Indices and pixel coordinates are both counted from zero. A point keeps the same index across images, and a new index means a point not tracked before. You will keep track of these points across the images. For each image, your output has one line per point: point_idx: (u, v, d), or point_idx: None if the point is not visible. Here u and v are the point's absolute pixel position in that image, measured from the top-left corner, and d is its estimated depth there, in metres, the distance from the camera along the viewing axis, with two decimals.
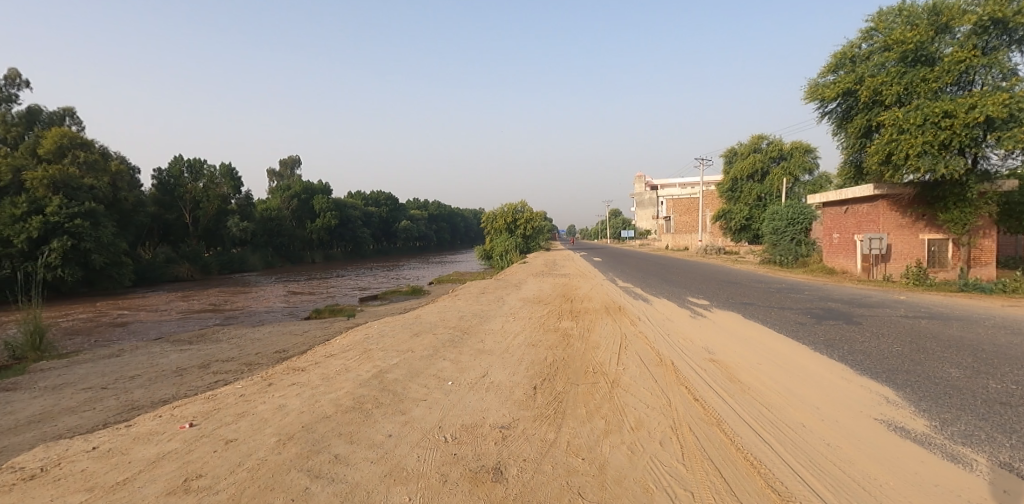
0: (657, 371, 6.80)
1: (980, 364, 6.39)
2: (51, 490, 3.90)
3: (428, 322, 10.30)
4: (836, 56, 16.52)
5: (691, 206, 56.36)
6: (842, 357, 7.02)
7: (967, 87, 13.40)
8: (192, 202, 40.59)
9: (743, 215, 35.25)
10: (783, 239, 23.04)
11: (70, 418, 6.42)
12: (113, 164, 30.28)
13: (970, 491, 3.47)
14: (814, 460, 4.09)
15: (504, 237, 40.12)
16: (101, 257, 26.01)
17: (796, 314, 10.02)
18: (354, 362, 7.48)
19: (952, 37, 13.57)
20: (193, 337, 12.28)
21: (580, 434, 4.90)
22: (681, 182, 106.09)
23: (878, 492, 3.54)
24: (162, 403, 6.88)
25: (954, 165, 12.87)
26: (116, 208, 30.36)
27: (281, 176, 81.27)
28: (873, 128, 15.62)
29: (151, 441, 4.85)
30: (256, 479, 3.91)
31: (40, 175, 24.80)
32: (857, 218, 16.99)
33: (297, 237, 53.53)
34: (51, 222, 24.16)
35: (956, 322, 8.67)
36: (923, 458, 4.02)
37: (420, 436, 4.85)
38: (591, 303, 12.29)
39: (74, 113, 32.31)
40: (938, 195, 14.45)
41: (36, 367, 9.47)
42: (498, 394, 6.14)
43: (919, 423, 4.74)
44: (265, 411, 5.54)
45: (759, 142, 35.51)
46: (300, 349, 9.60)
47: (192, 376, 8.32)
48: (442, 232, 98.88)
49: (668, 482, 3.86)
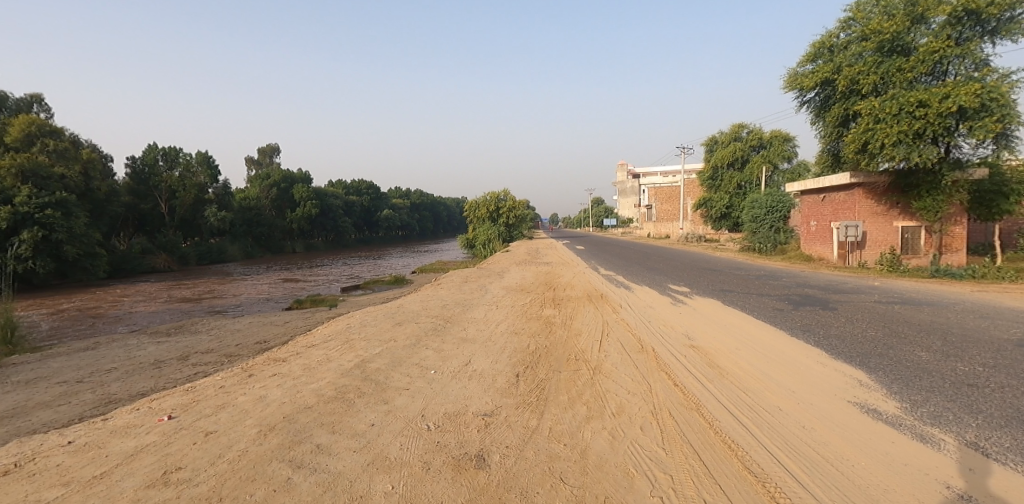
0: (638, 358, 6.87)
1: (949, 347, 6.57)
2: (26, 486, 3.82)
3: (410, 312, 10.22)
4: (815, 46, 16.69)
5: (673, 194, 56.98)
6: (819, 342, 7.17)
7: (941, 77, 13.65)
8: (169, 192, 39.72)
9: (724, 203, 35.58)
10: (763, 227, 23.42)
11: (44, 412, 6.30)
12: (84, 152, 29.33)
13: (938, 469, 3.60)
14: (790, 442, 4.18)
15: (488, 226, 39.99)
16: (74, 249, 25.38)
17: (775, 300, 10.20)
18: (336, 352, 7.45)
19: (927, 28, 13.73)
20: (172, 329, 12.11)
21: (563, 420, 4.94)
22: (665, 171, 107.42)
23: (854, 472, 3.63)
24: (140, 396, 6.76)
25: (927, 154, 13.09)
26: (90, 198, 29.64)
27: (259, 164, 80.58)
28: (850, 117, 15.85)
29: (128, 434, 4.77)
30: (238, 470, 3.88)
31: (7, 164, 23.99)
32: (834, 206, 17.24)
33: (278, 227, 52.72)
34: (20, 212, 23.44)
35: (927, 307, 8.89)
36: (893, 438, 4.16)
37: (403, 425, 4.84)
38: (574, 291, 12.32)
39: (43, 101, 31.23)
40: (912, 183, 14.81)
41: (7, 362, 9.24)
42: (481, 382, 6.15)
43: (891, 405, 4.87)
44: (246, 402, 5.48)
45: (740, 131, 35.97)
46: (282, 340, 9.50)
47: (171, 368, 8.19)
48: (425, 221, 98.98)
49: (648, 466, 3.93)
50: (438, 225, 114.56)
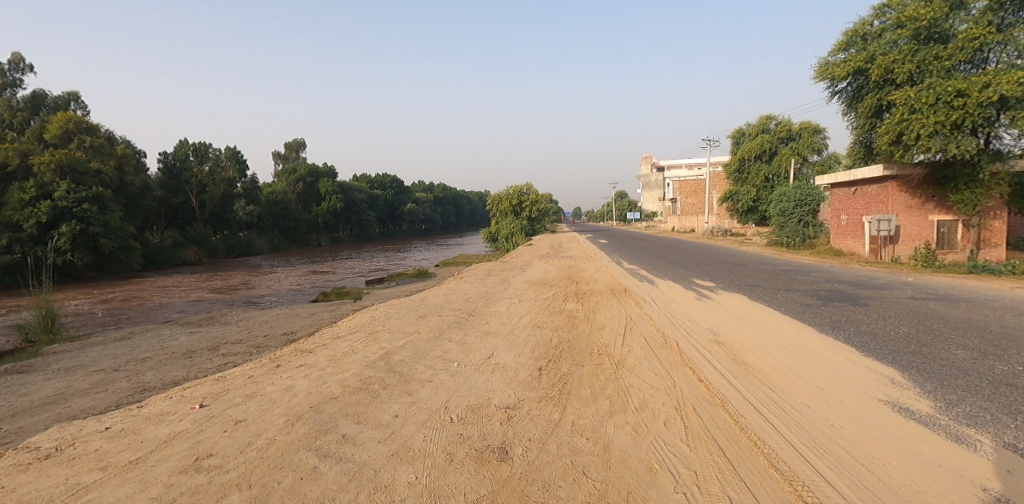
0: (662, 352, 6.82)
1: (986, 345, 6.35)
2: (66, 469, 3.98)
3: (433, 304, 10.31)
4: (847, 34, 16.21)
5: (698, 187, 56.26)
6: (848, 338, 7.00)
7: (981, 65, 13.16)
8: (199, 186, 40.74)
9: (751, 196, 34.89)
10: (791, 221, 22.90)
11: (83, 399, 6.54)
12: (118, 147, 30.26)
13: (973, 471, 3.48)
14: (817, 440, 4.11)
15: (511, 219, 39.97)
16: (109, 242, 26.25)
17: (803, 296, 9.98)
18: (361, 344, 7.55)
19: (968, 14, 13.21)
20: (203, 320, 12.47)
21: (585, 414, 4.93)
22: (690, 164, 106.15)
23: (884, 473, 3.53)
24: (173, 385, 6.97)
25: (965, 146, 12.67)
26: (124, 193, 30.56)
27: (286, 158, 82.38)
28: (883, 108, 15.35)
29: (162, 422, 4.93)
30: (266, 458, 3.97)
31: (47, 159, 24.81)
32: (866, 199, 16.81)
33: (303, 222, 53.70)
34: (59, 206, 24.36)
35: (963, 304, 8.62)
36: (926, 438, 4.04)
37: (427, 416, 4.89)
38: (597, 285, 12.27)
39: (79, 98, 32.28)
40: (949, 176, 14.30)
41: (49, 350, 9.65)
42: (504, 375, 6.17)
43: (924, 404, 4.73)
44: (274, 392, 5.61)
45: (768, 123, 35.18)
46: (307, 331, 9.69)
47: (202, 358, 8.43)
48: (448, 215, 99.83)
49: (672, 462, 3.89)
50: (460, 218, 114.94)
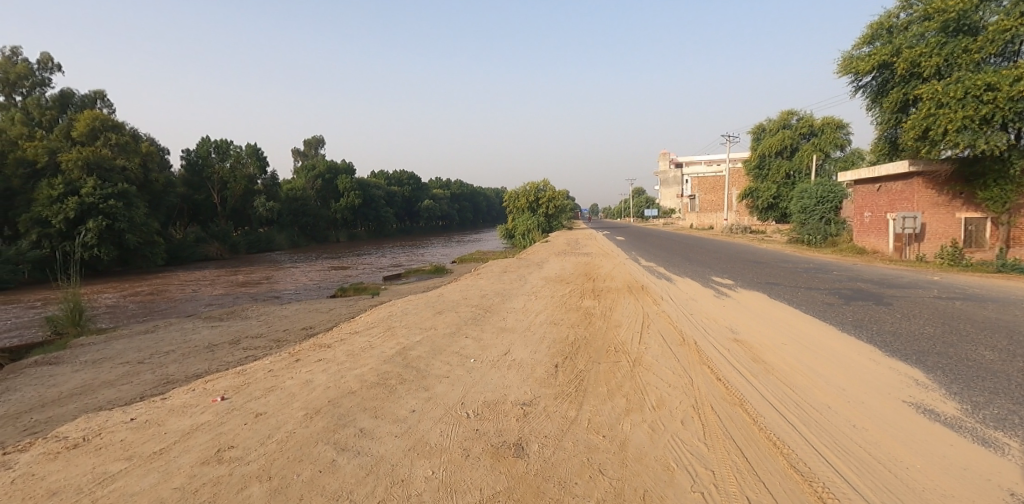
0: (679, 351, 6.76)
1: (1017, 346, 6.17)
2: (94, 459, 4.09)
3: (450, 301, 10.36)
4: (872, 27, 15.88)
5: (717, 183, 55.58)
6: (871, 338, 6.87)
7: (1012, 58, 12.79)
8: (220, 183, 41.45)
9: (771, 193, 34.38)
10: (813, 218, 22.51)
11: (109, 391, 6.72)
12: (142, 145, 30.92)
13: (1001, 475, 3.39)
14: (839, 442, 4.04)
15: (527, 216, 39.90)
16: (135, 237, 26.81)
17: (825, 295, 9.80)
18: (378, 339, 7.62)
19: (998, 4, 12.84)
20: (224, 314, 12.70)
21: (602, 412, 4.92)
22: (708, 161, 104.96)
23: (909, 476, 3.46)
24: (195, 377, 7.12)
25: (994, 141, 12.35)
26: (149, 189, 31.25)
27: (306, 155, 83.54)
28: (909, 103, 15.01)
29: (185, 414, 5.03)
30: (285, 451, 4.04)
31: (74, 156, 25.42)
32: (890, 196, 16.43)
33: (321, 218, 54.33)
34: (86, 202, 24.94)
35: (992, 304, 8.39)
36: (951, 440, 3.95)
37: (443, 412, 4.92)
38: (613, 282, 12.21)
39: (105, 97, 33.04)
40: (977, 172, 13.94)
41: (77, 342, 9.91)
42: (520, 371, 6.19)
43: (950, 406, 4.63)
44: (293, 386, 5.69)
45: (789, 118, 34.56)
46: (325, 326, 9.83)
47: (223, 351, 8.59)
48: (464, 212, 100.20)
49: (689, 461, 3.86)
50: (476, 214, 115.20)
